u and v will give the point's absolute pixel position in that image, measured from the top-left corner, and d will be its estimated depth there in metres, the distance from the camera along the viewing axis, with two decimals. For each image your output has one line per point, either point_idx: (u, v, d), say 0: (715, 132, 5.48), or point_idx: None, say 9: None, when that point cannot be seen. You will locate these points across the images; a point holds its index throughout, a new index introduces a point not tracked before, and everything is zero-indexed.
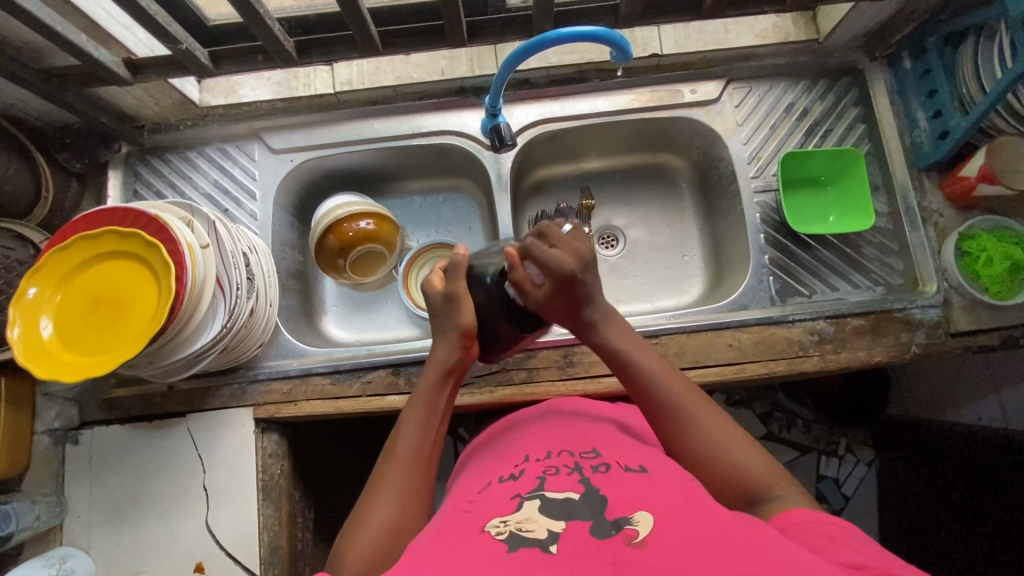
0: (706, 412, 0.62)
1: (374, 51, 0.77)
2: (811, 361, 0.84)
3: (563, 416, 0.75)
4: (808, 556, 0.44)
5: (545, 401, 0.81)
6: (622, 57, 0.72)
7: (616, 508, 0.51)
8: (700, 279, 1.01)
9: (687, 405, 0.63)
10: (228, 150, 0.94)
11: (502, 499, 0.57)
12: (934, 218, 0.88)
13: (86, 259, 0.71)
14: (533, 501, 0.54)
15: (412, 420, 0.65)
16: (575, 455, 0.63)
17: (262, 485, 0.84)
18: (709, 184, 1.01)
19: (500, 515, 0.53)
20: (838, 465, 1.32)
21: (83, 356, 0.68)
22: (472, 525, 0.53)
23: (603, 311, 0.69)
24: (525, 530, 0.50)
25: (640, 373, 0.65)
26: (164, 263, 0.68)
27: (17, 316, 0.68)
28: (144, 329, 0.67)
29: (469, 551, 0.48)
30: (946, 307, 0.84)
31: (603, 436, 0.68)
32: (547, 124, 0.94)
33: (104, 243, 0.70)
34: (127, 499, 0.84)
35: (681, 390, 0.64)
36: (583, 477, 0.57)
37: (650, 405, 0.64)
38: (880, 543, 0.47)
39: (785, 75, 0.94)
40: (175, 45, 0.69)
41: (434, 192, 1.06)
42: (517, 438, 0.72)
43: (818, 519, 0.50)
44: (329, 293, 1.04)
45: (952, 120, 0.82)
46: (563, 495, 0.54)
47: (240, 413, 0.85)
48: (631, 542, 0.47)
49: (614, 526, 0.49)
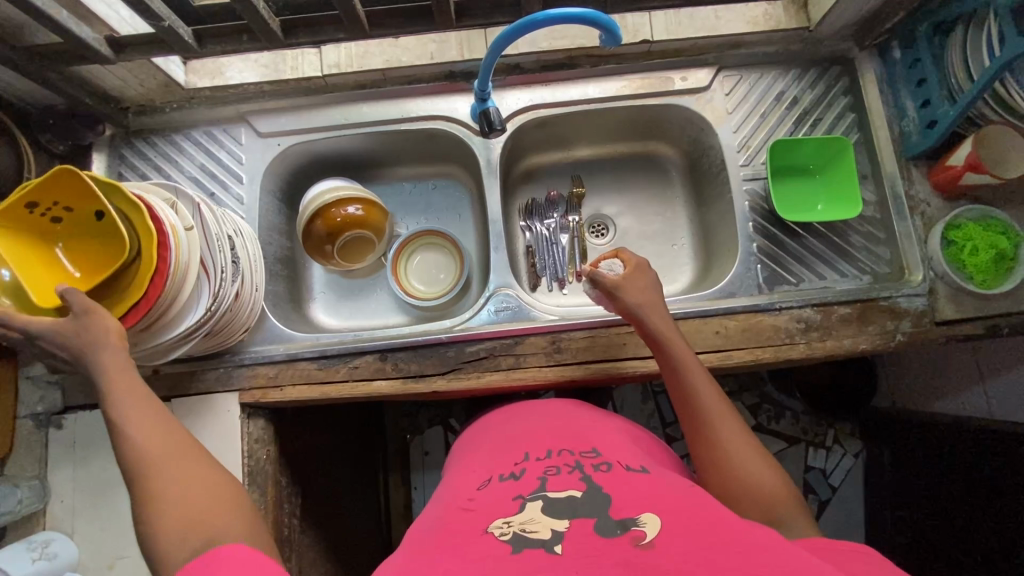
0: (739, 427, 0.69)
1: (361, 32, 0.76)
2: (797, 348, 0.84)
3: (564, 416, 0.76)
4: (809, 558, 0.46)
5: (539, 403, 0.82)
6: (612, 40, 0.71)
7: (621, 508, 0.52)
8: (689, 268, 1.01)
9: (720, 414, 0.69)
10: (215, 133, 0.94)
11: (504, 499, 0.57)
12: (921, 207, 0.88)
13: (38, 217, 0.67)
14: (536, 501, 0.55)
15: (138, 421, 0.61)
16: (576, 454, 0.65)
17: (248, 470, 0.84)
18: (699, 172, 1.01)
19: (503, 516, 0.53)
20: (825, 456, 1.33)
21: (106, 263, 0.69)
22: (476, 524, 0.53)
23: (663, 317, 0.78)
24: (528, 531, 0.50)
25: (687, 376, 0.72)
26: (145, 231, 0.68)
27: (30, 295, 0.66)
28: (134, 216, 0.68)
29: (473, 554, 0.48)
30: (932, 295, 0.85)
31: (603, 440, 0.69)
32: (537, 110, 0.94)
33: (39, 195, 0.65)
34: (112, 483, 0.84)
35: (720, 401, 0.71)
36: (585, 476, 0.59)
37: (686, 404, 0.71)
38: (877, 560, 0.51)
39: (775, 63, 0.93)
40: (157, 22, 0.68)
41: (423, 179, 1.06)
42: (513, 434, 0.74)
43: (836, 547, 0.53)
44: (316, 279, 1.03)
45: (940, 109, 0.83)
46: (566, 493, 0.55)
47: (226, 397, 0.85)
48: (639, 542, 0.47)
49: (620, 525, 0.49)
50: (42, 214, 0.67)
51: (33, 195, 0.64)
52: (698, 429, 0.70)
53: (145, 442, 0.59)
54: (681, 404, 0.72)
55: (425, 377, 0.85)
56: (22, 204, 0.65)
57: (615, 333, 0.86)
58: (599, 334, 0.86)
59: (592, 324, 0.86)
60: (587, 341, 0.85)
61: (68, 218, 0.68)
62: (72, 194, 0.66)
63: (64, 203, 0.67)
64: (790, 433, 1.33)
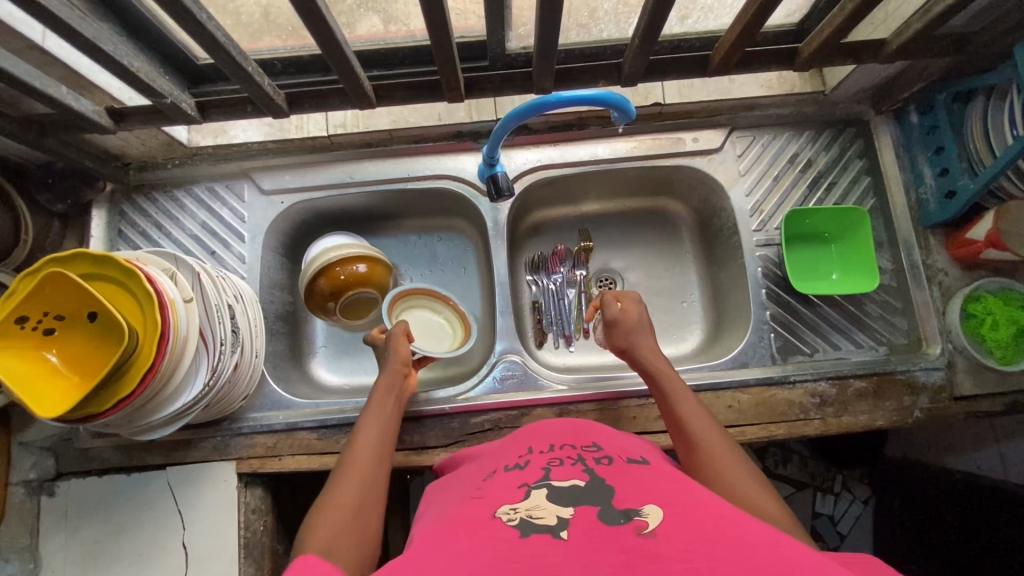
0: (730, 455, 0.66)
1: (368, 104, 0.76)
2: (812, 424, 0.82)
3: (569, 423, 0.68)
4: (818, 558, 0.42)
5: (532, 425, 0.70)
6: (625, 117, 0.69)
7: (624, 499, 0.49)
8: (699, 327, 0.99)
9: (711, 441, 0.67)
10: (217, 189, 0.92)
11: (508, 488, 0.54)
12: (939, 276, 0.86)
13: (30, 332, 0.64)
14: (541, 489, 0.52)
15: (376, 414, 0.74)
16: (578, 447, 0.61)
17: (243, 543, 0.81)
18: (710, 232, 0.98)
19: (509, 502, 0.51)
20: (834, 502, 1.18)
21: (96, 342, 0.66)
22: (481, 511, 0.51)
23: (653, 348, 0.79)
24: (535, 517, 0.48)
25: (676, 404, 0.72)
26: (147, 299, 0.67)
27: (42, 403, 0.62)
28: (115, 285, 0.68)
29: (482, 538, 0.46)
30: (950, 369, 0.83)
31: (605, 434, 0.65)
32: (545, 170, 0.92)
33: (30, 305, 0.64)
34: (102, 554, 0.81)
35: (712, 431, 0.68)
36: (588, 467, 0.55)
37: (680, 434, 0.70)
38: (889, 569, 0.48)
39: (789, 125, 0.91)
40: (160, 99, 0.66)
41: (429, 231, 1.04)
42: (522, 432, 0.68)
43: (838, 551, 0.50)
44: (317, 335, 1.01)
45: (960, 180, 0.80)
46: (569, 483, 0.53)
47: (222, 467, 0.83)
48: (640, 532, 0.45)
49: (624, 514, 0.47)
50: (33, 328, 0.64)
51: (21, 305, 0.63)
52: (690, 456, 0.67)
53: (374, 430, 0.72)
54: (674, 435, 0.71)
55: (428, 449, 0.83)
56: (11, 318, 0.63)
57: (625, 405, 0.84)
58: (608, 406, 0.84)
59: (601, 396, 0.84)
60: (597, 413, 0.83)
61: (60, 328, 0.65)
62: (62, 299, 0.65)
63: (55, 311, 0.65)
64: (798, 479, 1.18)
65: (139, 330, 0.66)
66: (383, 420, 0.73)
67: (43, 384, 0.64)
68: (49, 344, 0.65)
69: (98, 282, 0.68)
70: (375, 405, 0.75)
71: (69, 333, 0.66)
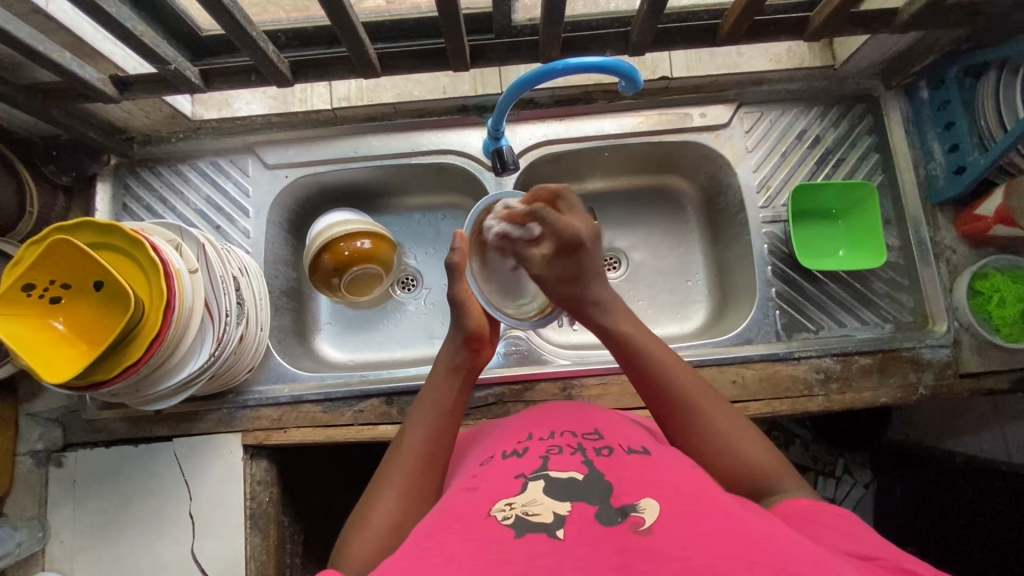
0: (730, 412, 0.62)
1: (372, 73, 0.76)
2: (815, 400, 0.82)
3: (564, 407, 0.66)
4: (818, 551, 0.41)
5: (530, 409, 0.69)
6: (632, 86, 0.68)
7: (623, 493, 0.47)
8: (702, 306, 0.98)
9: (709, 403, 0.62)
10: (221, 164, 0.91)
11: (505, 479, 0.52)
12: (946, 254, 0.86)
13: (36, 300, 0.64)
14: (538, 481, 0.50)
15: (431, 407, 0.66)
16: (578, 435, 0.58)
17: (250, 513, 0.82)
18: (717, 210, 0.97)
19: (505, 497, 0.49)
20: (835, 485, 1.18)
21: (104, 309, 0.66)
22: (476, 506, 0.49)
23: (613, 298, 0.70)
24: (531, 514, 0.46)
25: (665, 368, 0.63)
26: (155, 269, 0.67)
27: (52, 368, 0.63)
28: (123, 254, 0.68)
29: (475, 539, 0.44)
30: (956, 346, 0.83)
31: (609, 420, 0.63)
32: (551, 145, 0.91)
33: (36, 272, 0.63)
34: (109, 523, 0.82)
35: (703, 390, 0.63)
36: (587, 458, 0.53)
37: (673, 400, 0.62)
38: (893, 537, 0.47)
39: (798, 100, 0.90)
40: (163, 65, 0.66)
41: (433, 209, 1.03)
42: (532, 416, 0.66)
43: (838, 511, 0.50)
44: (322, 311, 1.00)
45: (969, 156, 0.80)
46: (567, 474, 0.50)
47: (228, 439, 0.84)
48: (638, 529, 0.43)
49: (621, 512, 0.45)
50: (40, 295, 0.64)
51: (26, 273, 0.63)
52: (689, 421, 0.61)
53: (431, 427, 0.64)
54: (663, 403, 0.63)
55: None
56: (16, 286, 0.63)
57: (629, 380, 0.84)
58: (612, 380, 0.84)
59: (605, 370, 0.84)
60: (600, 388, 0.84)
61: (67, 296, 0.65)
62: (67, 269, 0.65)
63: (60, 280, 0.65)
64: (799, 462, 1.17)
65: (145, 300, 0.66)
66: (438, 412, 0.66)
67: (51, 351, 0.64)
68: (55, 312, 0.65)
69: (106, 251, 0.68)
70: (432, 390, 0.68)
71: (76, 300, 0.66)
